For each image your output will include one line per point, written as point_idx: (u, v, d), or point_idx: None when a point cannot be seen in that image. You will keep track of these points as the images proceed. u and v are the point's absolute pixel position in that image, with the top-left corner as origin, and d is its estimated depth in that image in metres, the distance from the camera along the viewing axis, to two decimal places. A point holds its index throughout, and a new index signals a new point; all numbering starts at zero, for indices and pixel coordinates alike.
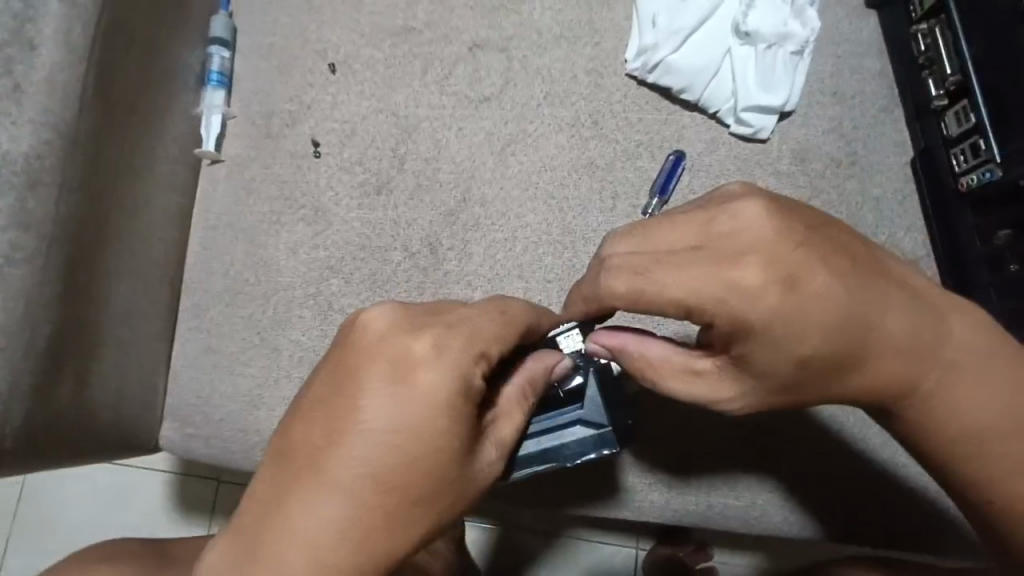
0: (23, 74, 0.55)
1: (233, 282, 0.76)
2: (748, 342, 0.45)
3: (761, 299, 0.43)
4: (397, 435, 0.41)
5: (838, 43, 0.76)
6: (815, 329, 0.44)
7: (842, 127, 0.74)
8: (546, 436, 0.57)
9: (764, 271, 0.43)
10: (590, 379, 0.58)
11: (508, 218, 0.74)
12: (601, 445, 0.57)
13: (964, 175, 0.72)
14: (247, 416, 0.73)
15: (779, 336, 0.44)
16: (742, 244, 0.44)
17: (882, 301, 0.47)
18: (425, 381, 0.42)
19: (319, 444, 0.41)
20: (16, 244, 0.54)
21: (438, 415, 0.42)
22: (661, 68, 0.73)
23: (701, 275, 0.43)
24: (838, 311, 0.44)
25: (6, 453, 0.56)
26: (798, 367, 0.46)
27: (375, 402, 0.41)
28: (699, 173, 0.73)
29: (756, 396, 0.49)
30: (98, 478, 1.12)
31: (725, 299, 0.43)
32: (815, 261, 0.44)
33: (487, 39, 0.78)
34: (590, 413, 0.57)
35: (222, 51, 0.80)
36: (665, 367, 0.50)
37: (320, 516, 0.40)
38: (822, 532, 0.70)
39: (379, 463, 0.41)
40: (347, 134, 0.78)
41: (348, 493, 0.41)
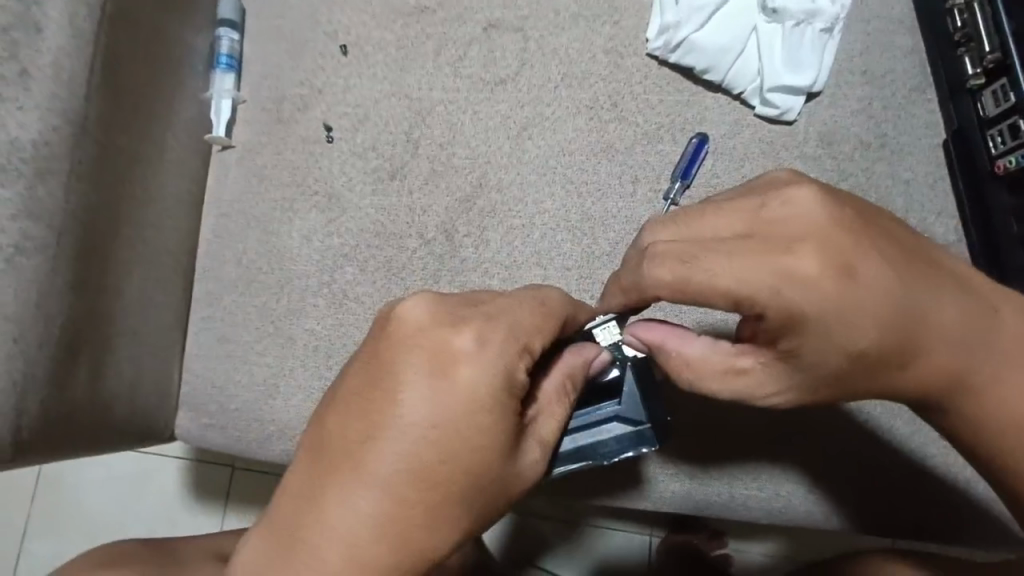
0: (29, 59, 0.54)
1: (247, 271, 0.75)
2: (797, 334, 0.45)
3: (816, 287, 0.44)
4: (437, 429, 0.41)
5: (869, 19, 0.72)
6: (864, 321, 0.45)
7: (872, 108, 0.71)
8: (583, 433, 0.55)
9: (821, 258, 0.44)
10: (626, 373, 0.56)
11: (525, 205, 0.72)
12: (638, 443, 0.55)
13: (1001, 157, 0.70)
14: (263, 405, 0.72)
15: (833, 325, 0.45)
16: (797, 229, 0.45)
17: (926, 294, 0.48)
18: (463, 377, 0.42)
19: (355, 438, 0.42)
20: (27, 233, 0.54)
21: (475, 411, 0.42)
22: (683, 48, 0.71)
23: (754, 263, 0.43)
24: (886, 298, 0.45)
25: (26, 444, 0.55)
26: (845, 358, 0.47)
27: (415, 396, 0.42)
28: (722, 156, 0.71)
29: (798, 388, 0.49)
30: (114, 465, 1.12)
31: (780, 290, 0.43)
32: (866, 248, 0.45)
33: (502, 19, 0.76)
34: (627, 409, 0.56)
35: (230, 33, 0.78)
36: (705, 365, 0.50)
37: (358, 510, 0.41)
38: (856, 524, 0.68)
39: (419, 458, 0.41)
40: (360, 119, 0.76)
41: (385, 489, 0.41)
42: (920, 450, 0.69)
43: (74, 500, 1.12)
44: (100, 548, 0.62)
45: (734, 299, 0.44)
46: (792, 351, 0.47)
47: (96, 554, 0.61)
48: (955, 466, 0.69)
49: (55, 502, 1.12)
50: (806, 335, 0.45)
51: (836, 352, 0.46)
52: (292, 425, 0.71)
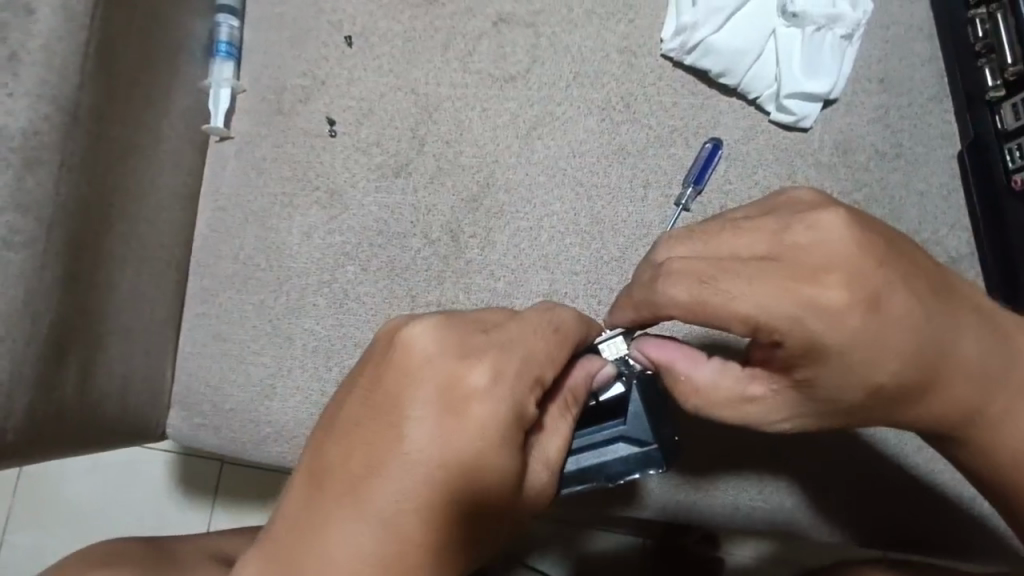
0: (19, 43, 0.52)
1: (244, 267, 0.73)
2: (816, 363, 0.44)
3: (840, 319, 0.43)
4: (443, 462, 0.40)
5: (887, 26, 0.71)
6: (885, 354, 0.44)
7: (889, 117, 0.70)
8: (586, 453, 0.53)
9: (847, 290, 0.43)
10: (632, 391, 0.54)
11: (534, 206, 0.70)
12: (644, 463, 0.53)
13: (1017, 172, 0.68)
14: (259, 406, 0.70)
15: (854, 359, 0.44)
16: (822, 256, 0.43)
17: (947, 327, 0.47)
18: (474, 413, 0.41)
19: (358, 468, 0.41)
20: (13, 227, 0.51)
21: (484, 448, 0.41)
22: (700, 50, 0.69)
23: (777, 291, 0.42)
24: (907, 332, 0.44)
25: (12, 445, 0.53)
26: (863, 389, 0.46)
27: (421, 427, 0.40)
28: (736, 162, 0.69)
29: (811, 415, 0.48)
30: (101, 458, 1.10)
31: (802, 319, 0.42)
32: (893, 281, 0.44)
33: (514, 14, 0.74)
34: (632, 429, 0.54)
35: (230, 20, 0.75)
36: (716, 389, 0.49)
37: (356, 547, 0.40)
38: (864, 537, 0.68)
39: (422, 492, 0.40)
40: (364, 112, 0.74)
41: (389, 523, 0.40)
42: (922, 461, 0.69)
43: (58, 493, 1.09)
44: (92, 547, 0.60)
45: (751, 325, 0.43)
46: (808, 379, 0.46)
47: (89, 552, 0.59)
48: (958, 479, 0.69)
49: (40, 496, 1.09)
50: (825, 366, 0.45)
51: (853, 386, 0.46)
52: (290, 426, 0.69)
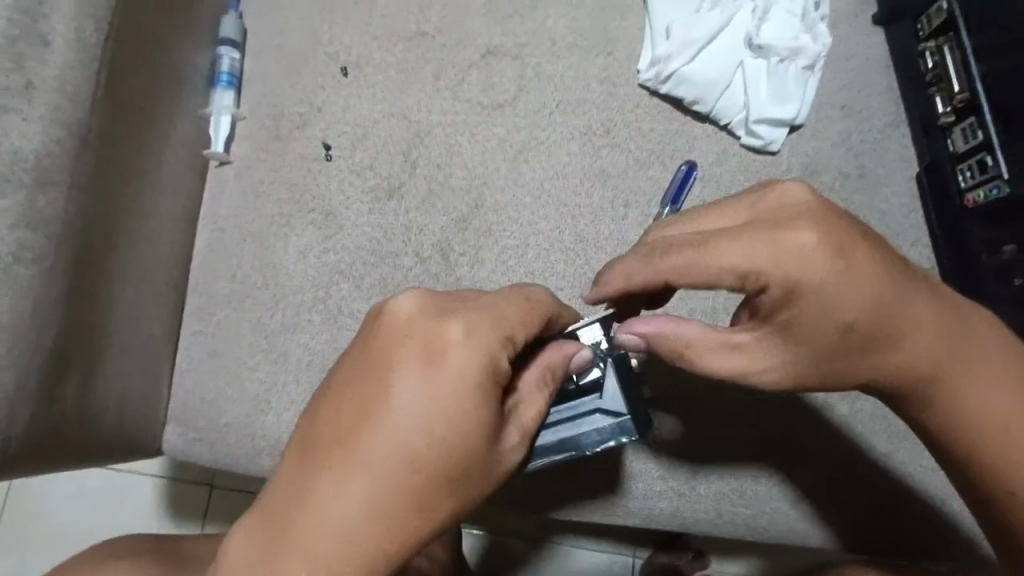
0: (35, 72, 0.54)
1: (241, 285, 0.75)
2: (795, 305, 0.48)
3: (814, 259, 0.46)
4: (426, 414, 0.41)
5: (847, 58, 0.77)
6: (855, 297, 0.47)
7: (851, 142, 0.75)
8: (564, 425, 0.57)
9: (818, 234, 0.46)
10: (608, 370, 0.57)
11: (521, 225, 0.74)
12: (615, 433, 0.57)
13: (971, 191, 0.72)
14: (254, 420, 0.72)
15: (825, 306, 0.47)
16: (793, 214, 0.48)
17: (906, 285, 0.50)
18: (453, 367, 0.42)
19: (346, 426, 0.41)
20: (24, 244, 0.53)
21: (464, 399, 0.42)
22: (674, 79, 0.74)
23: (757, 242, 0.46)
24: (873, 279, 0.48)
25: (11, 456, 0.55)
26: (836, 332, 0.49)
27: (409, 379, 0.42)
28: (710, 183, 0.74)
29: (791, 364, 0.51)
30: (85, 483, 1.10)
31: (781, 261, 0.46)
32: (856, 235, 0.48)
33: (501, 46, 0.78)
34: (609, 403, 0.57)
35: (231, 52, 0.79)
36: (706, 338, 0.51)
37: (352, 500, 0.40)
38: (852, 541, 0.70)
39: (412, 442, 0.41)
40: (359, 137, 0.77)
41: (377, 477, 0.40)
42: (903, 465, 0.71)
43: (43, 516, 1.09)
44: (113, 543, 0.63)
45: (737, 271, 0.47)
46: (784, 320, 0.49)
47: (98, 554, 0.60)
48: (931, 483, 0.71)
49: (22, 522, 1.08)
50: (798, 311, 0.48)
51: (825, 331, 0.49)
52: (284, 440, 0.71)
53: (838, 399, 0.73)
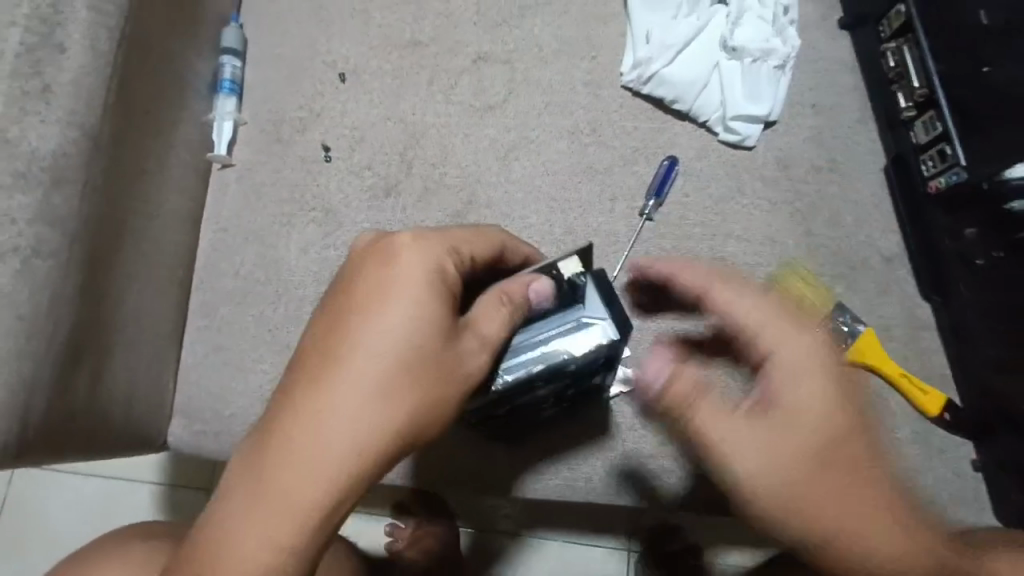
0: (52, 76, 0.57)
1: (244, 281, 0.78)
2: (782, 415, 0.48)
3: (809, 409, 0.48)
4: (388, 311, 0.44)
5: (816, 60, 0.82)
6: (837, 474, 0.47)
7: (822, 137, 0.79)
8: (542, 341, 0.53)
9: (826, 396, 0.48)
10: (590, 285, 0.55)
11: (513, 219, 0.78)
12: (599, 337, 0.53)
13: (933, 178, 0.74)
14: (259, 411, 0.74)
15: (819, 377, 0.49)
16: (804, 354, 0.49)
17: (869, 461, 0.48)
18: (405, 267, 0.46)
19: (322, 337, 0.44)
20: (42, 238, 0.56)
21: (422, 293, 0.45)
22: (655, 80, 0.78)
23: (767, 435, 0.48)
24: (849, 439, 0.48)
25: (29, 444, 0.56)
26: (809, 470, 0.47)
27: (386, 286, 0.45)
28: (691, 177, 0.78)
29: (767, 454, 0.48)
30: (71, 496, 1.06)
31: (777, 420, 0.48)
32: (856, 426, 0.48)
33: (491, 52, 0.83)
34: (590, 312, 0.54)
35: (233, 61, 0.82)
36: (698, 393, 0.49)
37: (331, 400, 0.42)
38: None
39: (394, 342, 0.44)
40: (357, 140, 0.81)
41: (351, 375, 0.43)
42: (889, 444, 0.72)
43: None
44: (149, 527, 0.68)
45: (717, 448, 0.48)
46: (772, 394, 0.49)
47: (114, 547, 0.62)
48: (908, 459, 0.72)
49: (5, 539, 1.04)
50: (787, 370, 0.49)
51: (812, 403, 0.48)
52: None
53: None
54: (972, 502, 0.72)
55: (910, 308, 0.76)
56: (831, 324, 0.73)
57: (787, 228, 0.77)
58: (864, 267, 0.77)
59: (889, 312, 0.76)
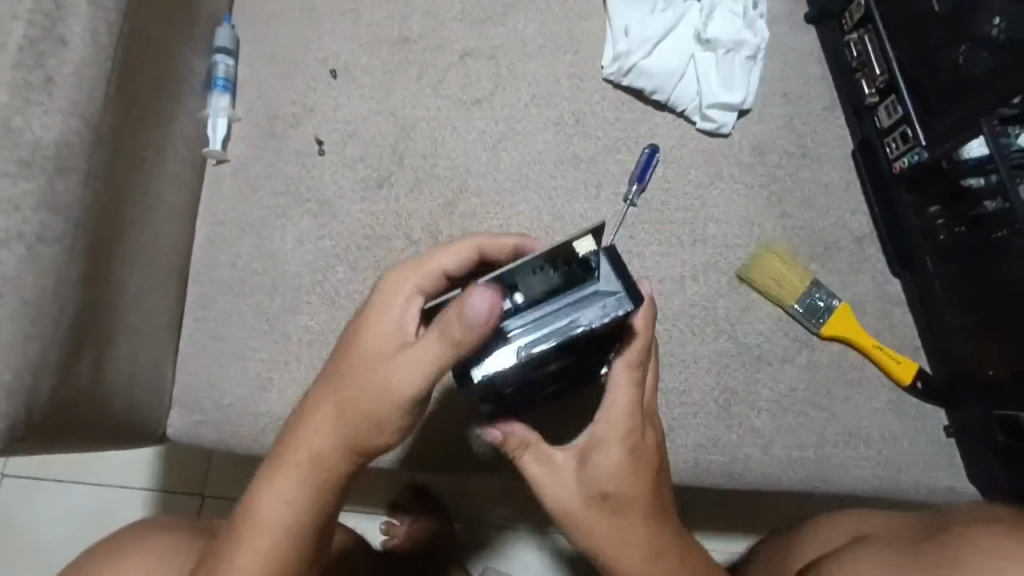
0: (54, 68, 0.58)
1: (240, 272, 0.80)
2: (585, 466, 0.61)
3: (594, 459, 0.60)
4: (364, 329, 0.58)
5: (785, 52, 0.86)
6: (616, 521, 0.61)
7: (793, 124, 0.84)
8: (557, 315, 0.54)
9: (620, 455, 0.60)
10: (603, 262, 0.53)
11: (503, 207, 0.81)
12: (612, 309, 0.53)
13: (897, 159, 0.79)
14: (258, 399, 0.76)
15: (619, 453, 0.59)
16: (622, 426, 0.59)
17: (650, 509, 0.61)
18: (383, 293, 0.58)
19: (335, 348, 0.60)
20: (46, 225, 0.57)
21: (387, 314, 0.57)
22: (634, 72, 0.82)
23: (575, 473, 0.61)
24: (637, 494, 0.60)
25: (33, 427, 0.58)
26: (586, 515, 0.61)
27: (383, 303, 0.58)
28: (672, 165, 0.82)
29: (562, 492, 0.61)
30: (71, 500, 1.09)
31: (585, 471, 0.61)
32: (643, 484, 0.60)
33: (477, 49, 0.86)
34: (604, 285, 0.53)
35: (226, 59, 0.85)
36: (531, 439, 0.62)
37: (326, 393, 0.58)
38: (822, 484, 0.74)
39: (376, 347, 0.56)
40: (349, 133, 0.83)
41: (336, 376, 0.57)
42: (864, 413, 0.76)
43: (29, 534, 1.07)
44: (169, 529, 0.70)
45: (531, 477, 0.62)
46: (586, 457, 0.61)
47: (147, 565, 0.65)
48: (883, 424, 0.76)
49: (10, 545, 1.07)
50: (597, 441, 0.60)
51: (608, 472, 0.60)
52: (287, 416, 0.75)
53: (797, 351, 0.77)
54: (948, 465, 0.76)
55: (882, 284, 0.80)
56: (808, 299, 0.77)
57: (763, 210, 0.81)
58: (837, 246, 0.81)
59: (861, 289, 0.80)
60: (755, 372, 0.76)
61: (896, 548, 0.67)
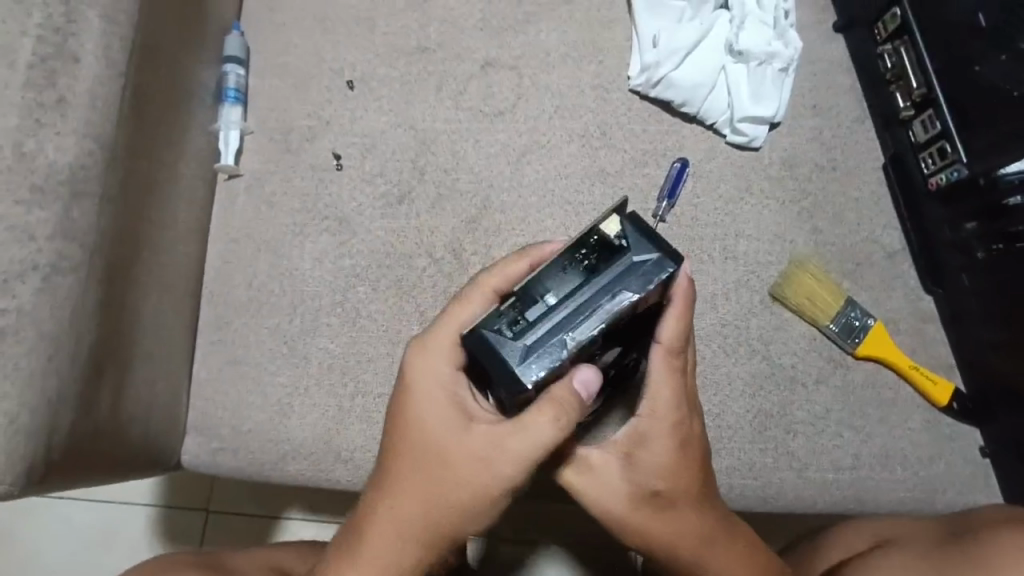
0: (67, 87, 0.55)
1: (256, 292, 0.77)
2: (629, 461, 0.56)
3: (636, 452, 0.56)
4: (421, 431, 0.53)
5: (814, 62, 0.84)
6: (669, 516, 0.56)
7: (823, 137, 0.82)
8: (601, 301, 0.49)
9: (664, 445, 0.56)
10: (632, 235, 0.51)
11: (529, 223, 0.78)
12: (652, 273, 0.49)
13: (934, 175, 0.78)
14: (277, 425, 0.73)
15: (666, 444, 0.56)
16: (665, 415, 0.56)
17: (702, 498, 0.57)
18: (425, 384, 0.53)
19: (385, 448, 0.55)
20: (63, 252, 0.54)
21: (441, 407, 0.53)
22: (663, 84, 0.80)
23: (619, 470, 0.56)
24: (686, 484, 0.56)
25: (52, 466, 0.54)
26: (637, 514, 0.56)
27: (427, 391, 0.53)
28: (700, 178, 0.80)
29: (608, 493, 0.56)
30: (71, 518, 1.05)
31: (629, 467, 0.56)
32: (690, 472, 0.56)
33: (498, 58, 0.83)
34: (639, 256, 0.50)
35: (237, 69, 0.81)
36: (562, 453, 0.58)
37: (396, 505, 0.53)
38: (857, 505, 0.73)
39: (440, 445, 0.52)
40: (367, 147, 0.80)
41: (403, 484, 0.53)
42: (899, 435, 0.75)
43: (31, 556, 1.04)
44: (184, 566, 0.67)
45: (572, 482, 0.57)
46: (627, 451, 0.56)
47: None
48: (917, 444, 0.75)
49: (8, 567, 1.04)
50: (643, 435, 0.56)
51: (658, 465, 0.56)
52: (308, 442, 0.73)
53: (830, 371, 0.76)
54: (983, 485, 0.75)
55: (915, 301, 0.79)
56: (843, 318, 0.75)
57: (795, 225, 0.79)
58: (869, 262, 0.79)
59: (894, 306, 0.79)
60: (790, 392, 0.75)
61: (919, 548, 0.65)
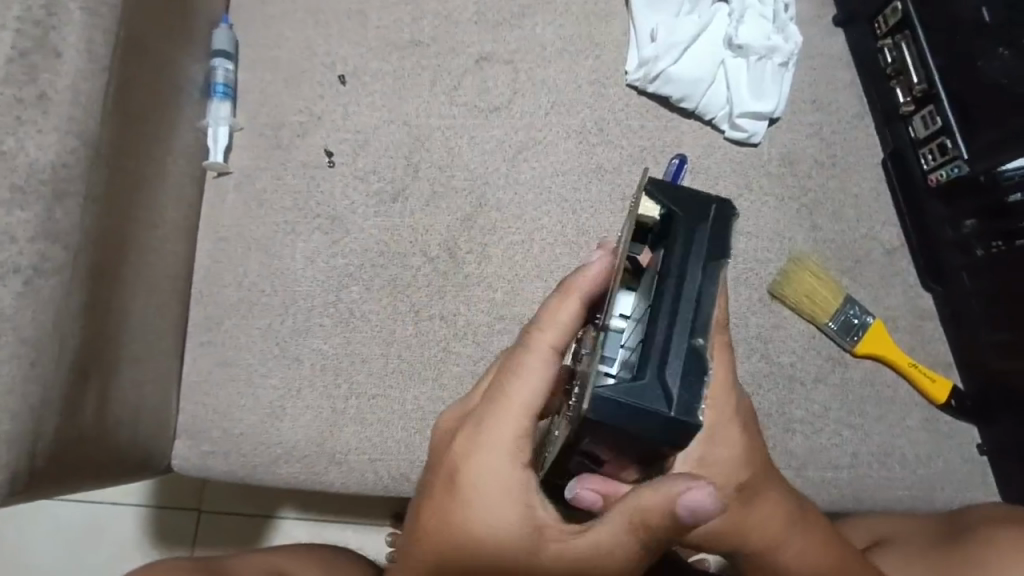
0: (48, 83, 0.53)
1: (247, 292, 0.75)
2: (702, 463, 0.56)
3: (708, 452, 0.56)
4: (500, 533, 0.49)
5: (813, 57, 0.83)
6: (752, 505, 0.58)
7: (823, 132, 0.81)
8: (688, 282, 0.43)
9: (730, 438, 0.56)
10: (663, 202, 0.45)
11: (524, 221, 0.77)
12: (717, 225, 0.44)
13: (934, 171, 0.77)
14: (269, 428, 0.72)
15: (731, 436, 0.56)
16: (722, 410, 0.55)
17: (774, 478, 0.59)
18: (495, 478, 0.49)
19: (454, 552, 0.50)
20: (46, 254, 0.52)
21: (517, 504, 0.49)
22: (661, 79, 0.78)
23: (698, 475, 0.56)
24: (757, 470, 0.57)
25: (35, 473, 0.53)
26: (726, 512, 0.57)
27: (500, 486, 0.49)
28: (699, 175, 0.78)
29: None
30: (60, 520, 1.04)
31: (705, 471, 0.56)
32: (756, 458, 0.57)
33: (493, 53, 0.82)
34: (693, 219, 0.44)
35: (225, 64, 0.79)
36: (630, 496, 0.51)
37: None
38: (855, 504, 0.72)
39: (523, 543, 0.49)
40: (360, 143, 0.79)
41: None
42: (898, 433, 0.74)
43: (19, 558, 1.02)
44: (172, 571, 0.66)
45: None
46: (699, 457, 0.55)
47: None
48: (915, 443, 0.74)
49: None
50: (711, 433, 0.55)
51: (730, 459, 0.56)
52: (300, 445, 0.71)
53: (829, 370, 0.75)
54: (982, 484, 0.74)
55: (914, 299, 0.79)
56: (842, 317, 0.74)
57: (794, 223, 0.78)
58: (868, 259, 0.79)
59: (893, 303, 0.78)
60: (789, 391, 0.74)
61: (912, 548, 0.65)
